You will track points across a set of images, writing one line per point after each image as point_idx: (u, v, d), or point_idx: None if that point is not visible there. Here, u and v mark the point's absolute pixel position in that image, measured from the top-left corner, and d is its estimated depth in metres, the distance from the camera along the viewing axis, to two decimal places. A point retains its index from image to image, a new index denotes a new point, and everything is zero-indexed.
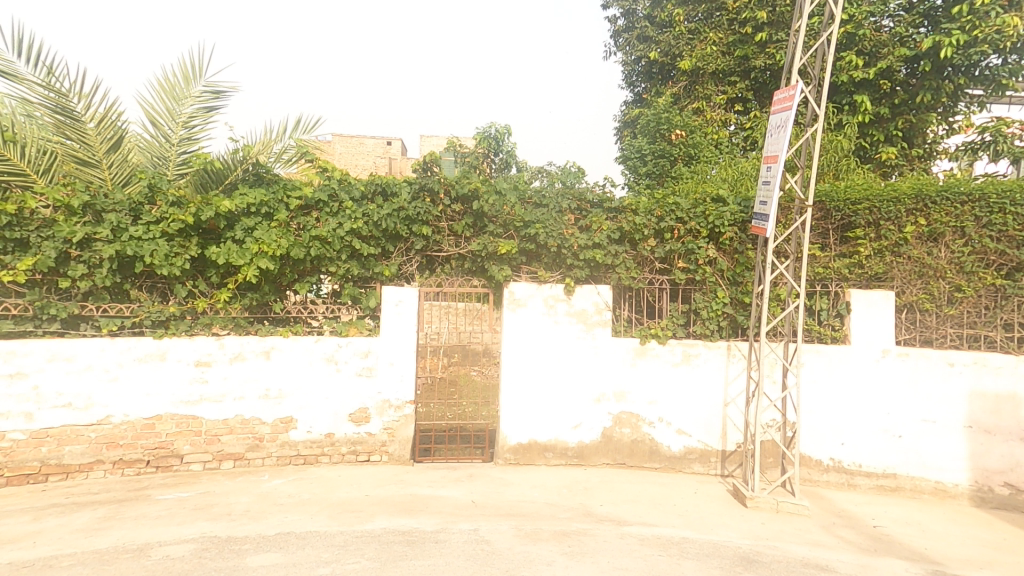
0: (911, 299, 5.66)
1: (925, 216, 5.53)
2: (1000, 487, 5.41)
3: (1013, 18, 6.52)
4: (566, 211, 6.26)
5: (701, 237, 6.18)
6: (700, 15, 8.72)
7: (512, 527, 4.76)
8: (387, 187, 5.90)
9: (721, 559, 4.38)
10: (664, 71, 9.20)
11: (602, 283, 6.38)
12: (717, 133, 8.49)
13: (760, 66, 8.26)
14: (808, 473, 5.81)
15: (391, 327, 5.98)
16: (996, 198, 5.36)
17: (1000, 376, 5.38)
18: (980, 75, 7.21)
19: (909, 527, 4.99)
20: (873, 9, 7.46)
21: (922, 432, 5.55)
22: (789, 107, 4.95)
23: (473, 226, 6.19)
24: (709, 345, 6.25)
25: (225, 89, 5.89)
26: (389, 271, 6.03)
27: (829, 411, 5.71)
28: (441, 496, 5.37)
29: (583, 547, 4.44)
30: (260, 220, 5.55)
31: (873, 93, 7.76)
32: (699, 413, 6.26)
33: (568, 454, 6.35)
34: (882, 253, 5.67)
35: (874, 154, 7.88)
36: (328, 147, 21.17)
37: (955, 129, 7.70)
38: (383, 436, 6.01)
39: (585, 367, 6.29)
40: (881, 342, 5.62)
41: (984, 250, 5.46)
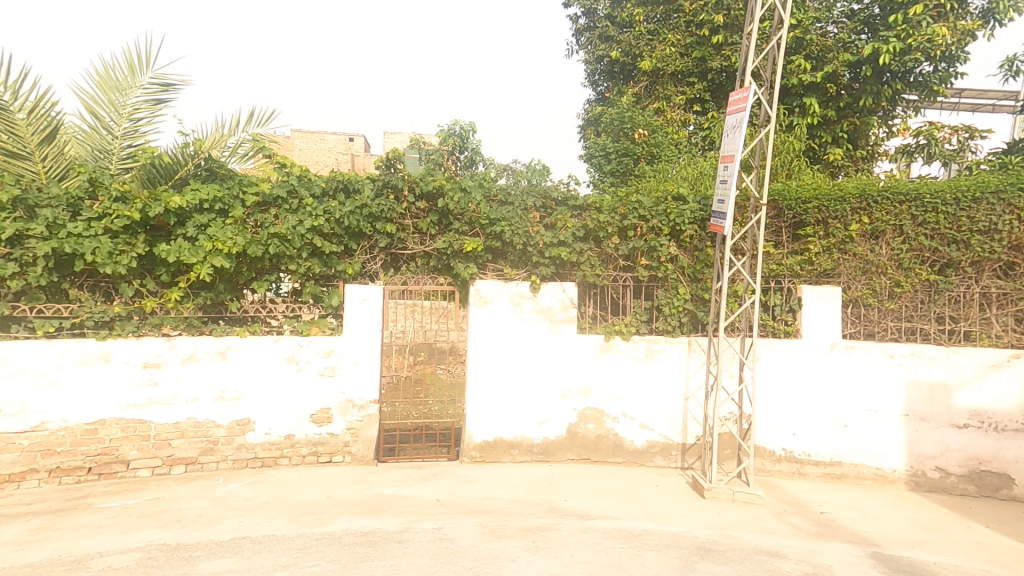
0: (855, 294, 5.93)
1: (868, 215, 5.81)
2: (932, 471, 5.70)
3: (942, 29, 6.92)
4: (531, 209, 6.30)
5: (662, 234, 6.31)
6: (658, 16, 8.86)
7: (477, 525, 4.78)
8: (350, 184, 5.81)
9: (679, 549, 4.52)
10: (626, 70, 9.30)
11: (567, 280, 6.45)
12: (677, 133, 8.60)
13: (717, 67, 8.48)
14: (762, 463, 6.04)
15: (355, 325, 5.91)
16: (930, 198, 5.65)
17: (935, 366, 5.65)
18: (914, 81, 7.61)
19: (852, 512, 5.24)
20: (818, 15, 7.70)
21: (866, 421, 5.81)
22: (743, 108, 5.18)
23: (438, 224, 6.16)
24: (671, 340, 6.41)
25: (174, 80, 5.69)
26: (352, 269, 5.97)
27: (782, 403, 5.94)
28: (406, 496, 5.33)
29: (546, 542, 4.51)
30: (214, 216, 5.37)
31: (820, 96, 7.97)
32: (661, 407, 6.40)
33: (534, 450, 6.40)
34: (830, 250, 5.95)
35: (823, 155, 8.16)
36: (288, 144, 20.57)
37: (894, 132, 8.07)
38: (345, 437, 5.93)
39: (552, 362, 6.35)
40: (830, 336, 5.86)
41: (920, 247, 5.75)
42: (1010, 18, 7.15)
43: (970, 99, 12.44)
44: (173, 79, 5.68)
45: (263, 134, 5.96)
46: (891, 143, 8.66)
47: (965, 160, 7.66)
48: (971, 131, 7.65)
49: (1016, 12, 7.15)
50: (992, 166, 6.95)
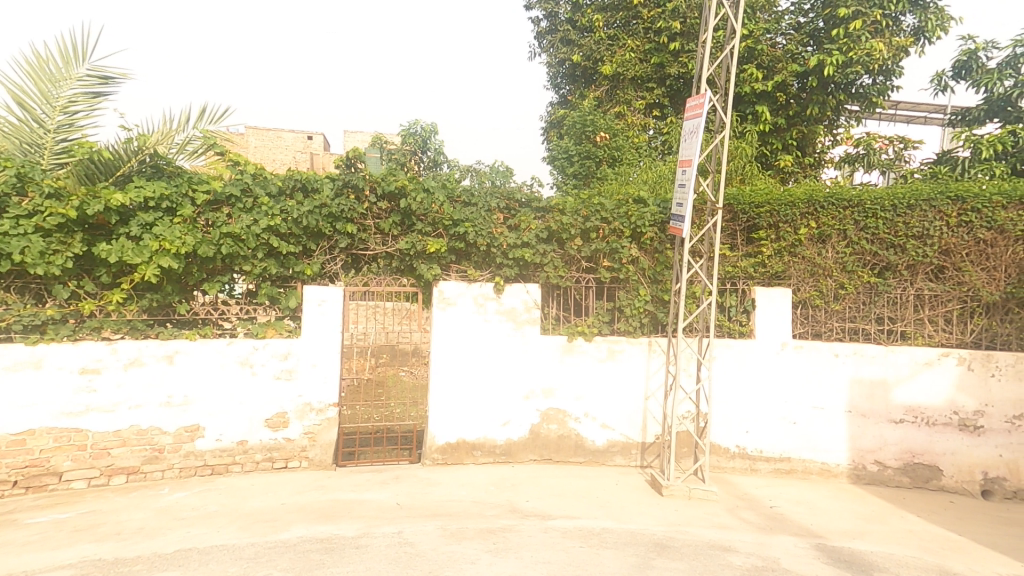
0: (804, 296, 6.17)
1: (816, 220, 6.06)
2: (871, 464, 5.96)
3: (879, 43, 7.25)
4: (495, 210, 6.31)
5: (624, 237, 6.41)
6: (618, 22, 9.01)
7: (437, 528, 4.75)
8: (308, 183, 5.69)
9: (636, 547, 4.60)
10: (587, 74, 9.40)
11: (531, 281, 6.49)
12: (637, 137, 8.74)
13: (674, 74, 8.68)
14: (717, 460, 6.21)
15: (313, 327, 5.79)
16: (870, 204, 5.94)
17: (875, 364, 5.92)
18: (856, 93, 7.96)
19: (799, 505, 5.45)
20: (768, 26, 7.94)
21: (813, 418, 6.05)
22: (700, 114, 5.32)
23: (401, 224, 6.11)
24: (632, 341, 6.51)
25: (114, 73, 5.44)
26: (311, 270, 5.84)
27: (736, 401, 6.13)
28: (365, 500, 5.26)
29: (507, 544, 4.52)
30: (161, 215, 5.17)
31: (771, 105, 8.27)
32: (622, 407, 6.51)
33: (496, 451, 6.41)
34: (781, 253, 6.18)
35: (774, 162, 8.41)
36: (242, 141, 19.75)
37: (839, 140, 8.43)
38: (302, 441, 5.80)
39: (515, 363, 6.37)
40: (781, 336, 6.08)
41: (862, 251, 6.03)
42: (938, 36, 7.57)
43: (904, 111, 13.17)
44: (112, 71, 5.44)
45: (216, 132, 5.75)
46: (835, 152, 9.04)
47: (900, 169, 8.03)
48: (905, 142, 8.07)
49: (942, 32, 7.58)
50: (925, 176, 7.34)
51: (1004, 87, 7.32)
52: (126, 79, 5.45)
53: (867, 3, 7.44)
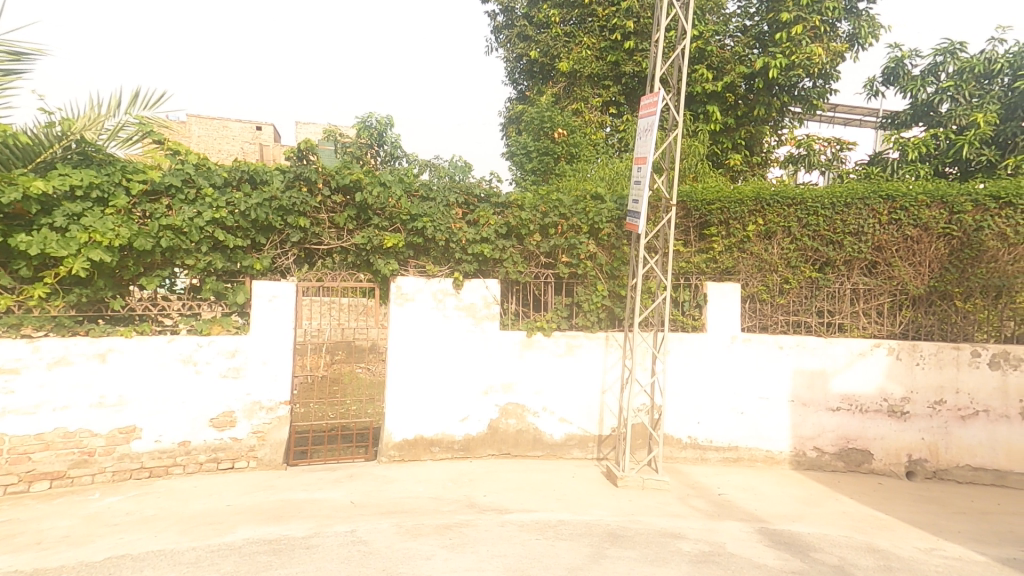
0: (752, 290, 6.39)
1: (762, 217, 6.28)
2: (811, 451, 6.23)
3: (818, 49, 7.59)
4: (454, 205, 6.25)
5: (582, 233, 6.43)
6: (574, 19, 9.08)
7: (392, 525, 4.69)
8: (257, 174, 5.51)
9: (591, 537, 4.67)
10: (544, 70, 9.45)
11: (490, 276, 6.49)
12: (594, 134, 8.83)
13: (629, 72, 8.83)
14: (670, 451, 6.37)
15: (264, 323, 5.60)
16: (812, 203, 6.20)
17: (816, 355, 6.18)
18: (798, 95, 8.37)
19: (745, 492, 5.66)
20: (717, 28, 8.14)
21: (759, 408, 6.28)
22: (653, 112, 5.42)
23: (356, 219, 6.00)
24: (590, 335, 6.58)
25: (27, 50, 5.10)
26: (261, 265, 5.65)
27: (688, 393, 6.31)
28: (317, 499, 5.14)
29: (462, 539, 4.50)
30: (90, 205, 4.91)
31: (721, 105, 8.48)
32: (579, 400, 6.58)
33: (454, 447, 6.38)
34: (731, 249, 6.38)
35: (724, 160, 8.63)
36: (183, 129, 17.89)
37: (783, 140, 8.74)
38: (251, 441, 5.62)
39: (474, 359, 6.35)
40: (730, 329, 6.28)
41: (804, 247, 6.28)
42: (870, 43, 7.97)
43: (842, 114, 13.83)
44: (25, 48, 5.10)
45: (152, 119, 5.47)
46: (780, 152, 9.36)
47: (838, 169, 8.41)
48: (841, 144, 8.45)
49: (874, 38, 7.99)
50: (859, 177, 7.73)
51: (927, 93, 7.77)
52: (40, 54, 5.06)
53: (807, 8, 7.75)
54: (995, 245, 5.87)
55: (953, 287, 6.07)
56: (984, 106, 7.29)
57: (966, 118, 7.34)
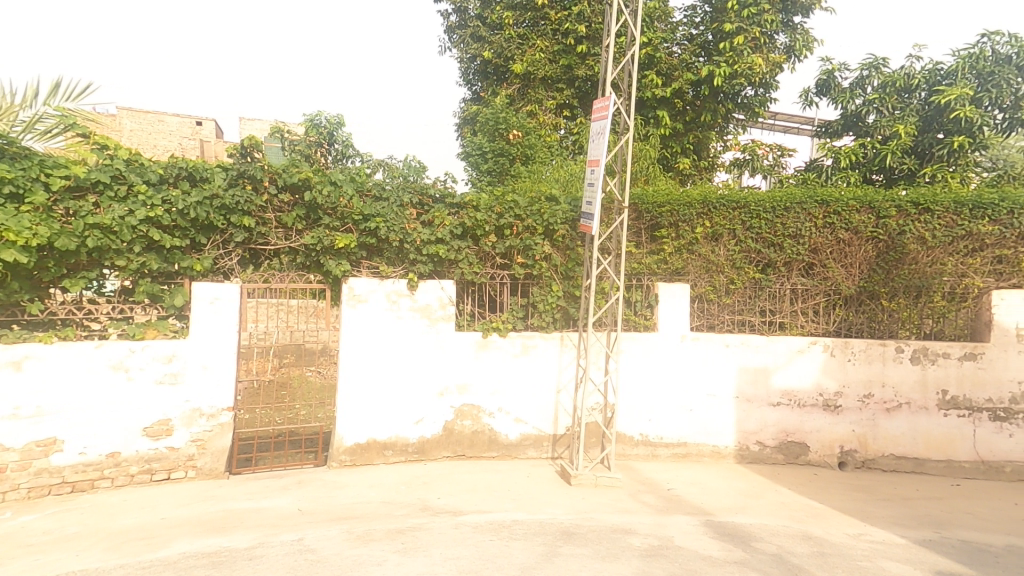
0: (700, 291, 6.60)
1: (710, 220, 6.49)
2: (754, 445, 6.49)
3: (758, 59, 7.96)
4: (408, 206, 6.16)
5: (537, 234, 6.46)
6: (526, 22, 9.17)
7: (342, 532, 4.57)
8: (196, 172, 5.27)
9: (545, 536, 4.70)
10: (498, 71, 9.46)
11: (446, 277, 6.43)
12: (549, 136, 8.91)
13: (582, 76, 8.99)
14: (622, 448, 6.50)
15: (204, 326, 5.35)
16: (755, 206, 6.46)
17: (759, 353, 6.44)
18: (741, 103, 8.71)
19: (693, 486, 5.84)
20: (664, 35, 8.41)
21: (706, 404, 6.48)
22: (605, 115, 5.51)
23: (306, 218, 5.81)
24: (545, 336, 6.59)
25: None
26: (201, 266, 5.43)
27: (639, 391, 6.45)
28: (262, 508, 4.95)
29: (415, 542, 4.44)
30: (4, 202, 4.56)
31: (670, 110, 8.71)
32: (535, 401, 6.60)
33: (408, 450, 6.29)
34: (680, 250, 6.57)
35: (674, 164, 8.87)
36: (111, 122, 16.71)
37: (728, 146, 9.08)
38: (189, 450, 5.36)
39: (429, 361, 6.28)
40: (680, 328, 6.46)
41: (748, 249, 6.54)
42: (806, 55, 8.38)
43: (781, 121, 14.50)
44: None
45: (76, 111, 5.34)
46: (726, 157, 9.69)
47: (779, 174, 8.81)
48: (781, 150, 8.85)
49: (808, 52, 8.40)
50: (797, 182, 8.16)
51: (855, 104, 8.22)
52: None
53: (747, 20, 8.08)
54: (915, 248, 6.31)
55: (880, 287, 6.45)
56: (905, 117, 7.79)
57: (889, 129, 7.85)
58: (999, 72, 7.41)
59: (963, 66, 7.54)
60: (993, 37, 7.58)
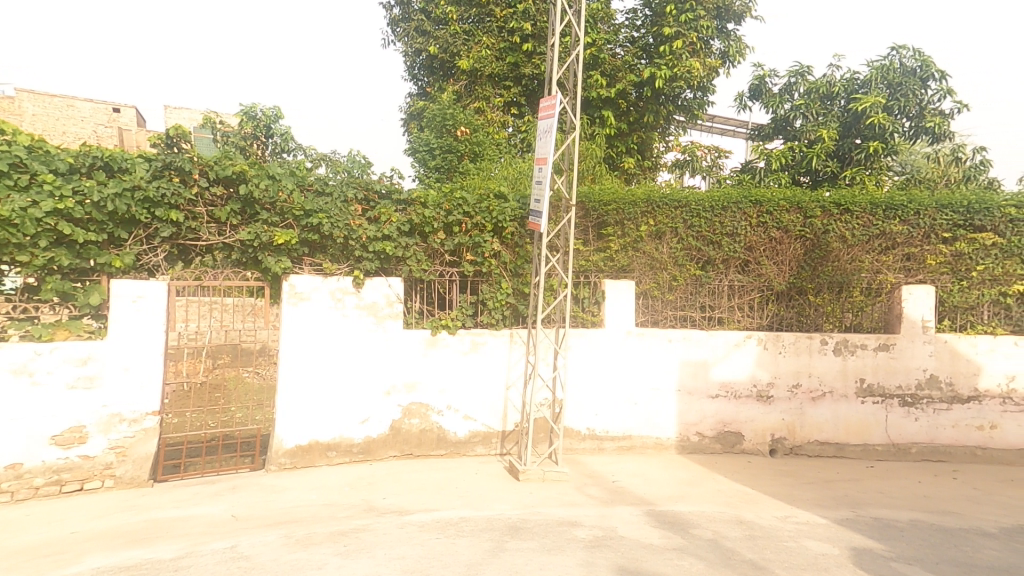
0: (645, 287, 6.78)
1: (653, 219, 6.68)
2: (694, 436, 6.74)
3: (696, 63, 8.29)
4: (353, 201, 6.01)
5: (486, 231, 6.43)
6: (472, 18, 9.18)
7: (280, 536, 4.40)
8: (114, 162, 4.97)
9: (491, 532, 4.70)
10: (445, 67, 9.39)
11: (393, 275, 6.29)
12: (497, 133, 8.91)
13: (529, 74, 9.02)
14: (570, 442, 6.60)
15: (126, 326, 5.03)
16: (695, 205, 6.70)
17: (699, 347, 6.69)
18: (681, 105, 9.02)
19: (637, 477, 6.01)
20: (608, 37, 8.58)
21: (650, 398, 6.67)
22: (552, 114, 5.55)
23: (241, 213, 5.55)
24: (495, 333, 6.55)
25: None
26: (121, 262, 5.08)
27: (586, 386, 6.57)
28: (191, 516, 4.69)
29: (359, 544, 4.33)
30: None
31: (614, 110, 8.90)
32: (484, 398, 6.55)
33: (353, 450, 6.13)
34: (626, 248, 6.72)
35: (619, 164, 9.07)
36: (12, 106, 15.30)
37: (670, 146, 9.36)
38: (108, 458, 5.02)
39: (375, 359, 6.14)
40: (625, 324, 6.61)
41: (689, 246, 6.77)
42: (739, 61, 8.77)
43: (717, 125, 15.15)
44: None
45: None
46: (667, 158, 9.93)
47: (716, 175, 9.20)
48: (718, 153, 9.35)
49: (741, 58, 8.80)
50: (733, 182, 8.54)
51: (784, 109, 8.70)
52: None
53: (685, 25, 8.39)
54: (837, 246, 6.76)
55: (807, 283, 6.83)
56: (827, 123, 8.29)
57: (814, 134, 8.32)
58: (905, 84, 8.05)
59: (877, 77, 8.16)
60: (900, 51, 8.20)
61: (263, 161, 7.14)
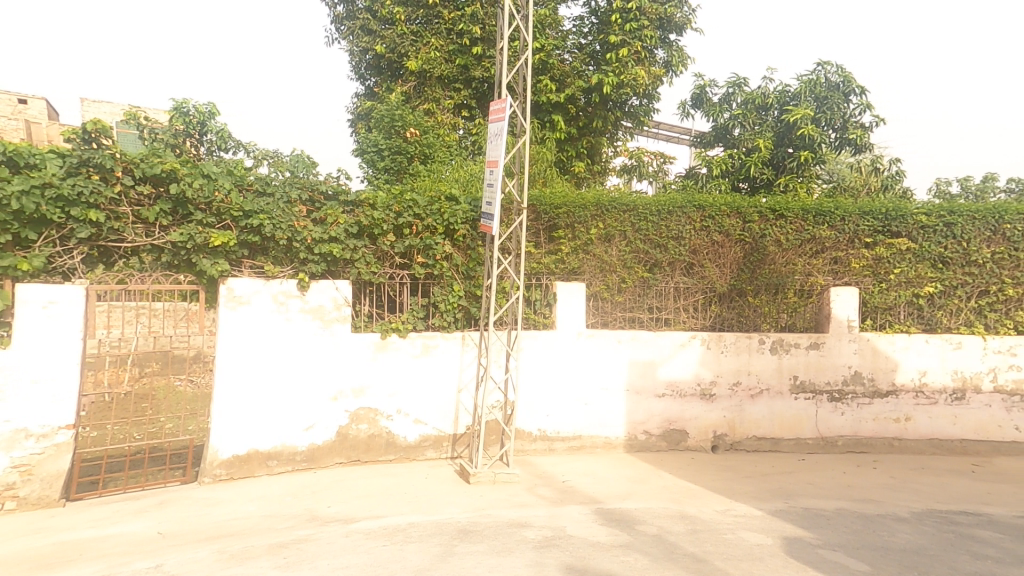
0: (594, 290, 6.90)
1: (602, 222, 6.80)
2: (642, 434, 6.90)
3: (641, 71, 8.53)
4: (296, 202, 5.79)
5: (437, 233, 6.34)
6: (419, 19, 9.08)
7: (213, 552, 4.17)
8: (22, 158, 4.64)
9: (440, 536, 4.63)
10: (393, 67, 9.25)
11: (340, 278, 6.10)
12: (447, 135, 8.86)
13: (478, 77, 9.01)
14: (521, 444, 6.61)
15: (34, 334, 4.64)
16: (643, 210, 6.86)
17: (647, 348, 6.86)
18: (628, 111, 9.24)
19: (586, 476, 6.09)
20: (557, 43, 8.70)
21: (600, 398, 6.78)
22: (502, 117, 5.55)
23: (173, 213, 5.26)
24: (446, 336, 6.46)
25: None
26: (29, 265, 4.76)
27: (538, 387, 6.60)
28: (111, 536, 4.38)
29: (300, 555, 4.16)
30: None
31: (564, 115, 9.06)
32: (435, 402, 6.44)
33: (297, 458, 5.90)
34: (577, 251, 6.81)
35: (569, 168, 9.20)
36: None
37: (618, 152, 9.52)
38: (12, 477, 4.63)
39: (321, 364, 5.93)
40: (576, 325, 6.69)
41: (637, 249, 6.93)
42: (681, 71, 9.08)
43: (663, 132, 15.65)
44: None
45: None
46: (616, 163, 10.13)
47: (662, 180, 9.50)
48: (663, 158, 9.56)
49: (683, 68, 9.12)
50: (678, 188, 8.82)
51: (724, 118, 9.09)
52: None
53: (630, 34, 8.59)
54: (773, 250, 7.11)
55: (746, 285, 7.14)
56: (762, 132, 8.72)
57: (750, 142, 8.73)
58: (830, 97, 8.59)
59: (806, 90, 8.65)
60: (825, 67, 8.73)
61: (196, 159, 6.77)
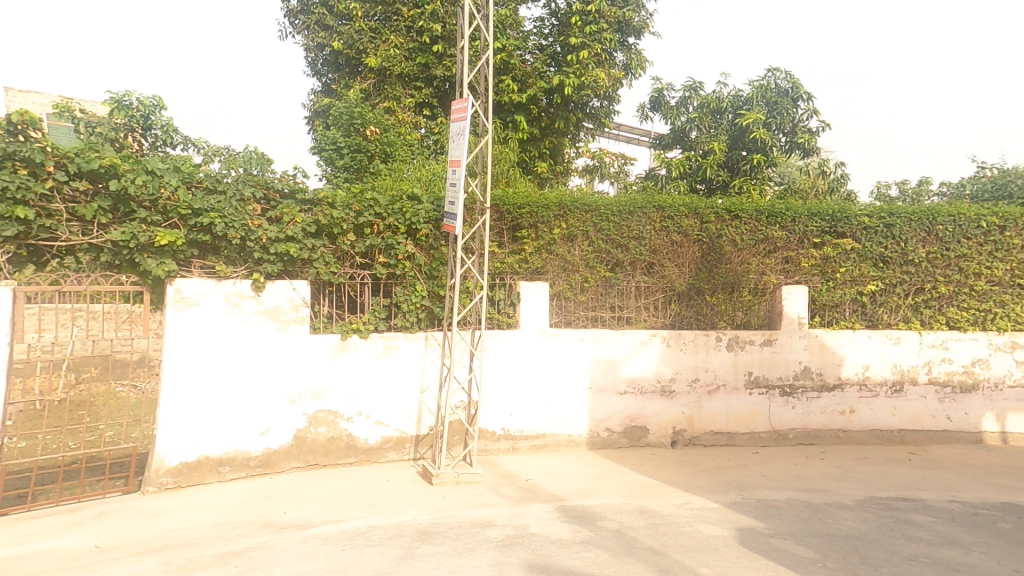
0: (558, 289, 6.94)
1: (565, 222, 6.84)
2: (604, 431, 6.98)
3: (601, 74, 8.66)
4: (251, 200, 5.56)
5: (399, 233, 6.21)
6: (378, 16, 8.93)
7: (158, 564, 3.96)
8: None
9: (402, 539, 4.54)
10: (351, 64, 9.05)
11: (298, 278, 5.91)
12: (408, 134, 8.74)
13: (439, 76, 8.92)
14: (485, 443, 6.58)
15: None
16: (604, 210, 6.94)
17: (610, 346, 6.94)
18: (589, 112, 9.33)
19: (550, 474, 6.11)
20: (517, 44, 8.72)
21: (564, 396, 6.82)
22: (464, 116, 5.50)
23: (113, 211, 5.01)
24: (409, 336, 6.33)
25: None
26: None
27: (502, 387, 6.59)
28: (42, 552, 4.10)
29: (253, 563, 4.01)
30: None
31: (526, 116, 9.10)
32: (398, 403, 6.32)
33: (251, 464, 5.68)
34: (540, 250, 6.83)
35: (532, 168, 9.24)
36: None
37: (580, 152, 9.62)
38: None
39: (277, 367, 5.73)
40: (540, 325, 6.71)
41: (599, 249, 7.01)
42: (640, 74, 9.24)
43: (624, 133, 15.91)
44: None
45: None
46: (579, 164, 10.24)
47: (622, 181, 9.66)
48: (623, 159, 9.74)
49: (642, 71, 9.28)
50: (638, 189, 8.98)
51: (681, 121, 9.32)
52: None
53: (590, 36, 8.65)
54: (729, 250, 7.33)
55: (704, 284, 7.33)
56: (718, 136, 8.99)
57: (706, 145, 8.97)
58: (780, 103, 8.93)
59: (758, 96, 8.96)
60: (775, 73, 9.07)
61: (139, 155, 6.43)
